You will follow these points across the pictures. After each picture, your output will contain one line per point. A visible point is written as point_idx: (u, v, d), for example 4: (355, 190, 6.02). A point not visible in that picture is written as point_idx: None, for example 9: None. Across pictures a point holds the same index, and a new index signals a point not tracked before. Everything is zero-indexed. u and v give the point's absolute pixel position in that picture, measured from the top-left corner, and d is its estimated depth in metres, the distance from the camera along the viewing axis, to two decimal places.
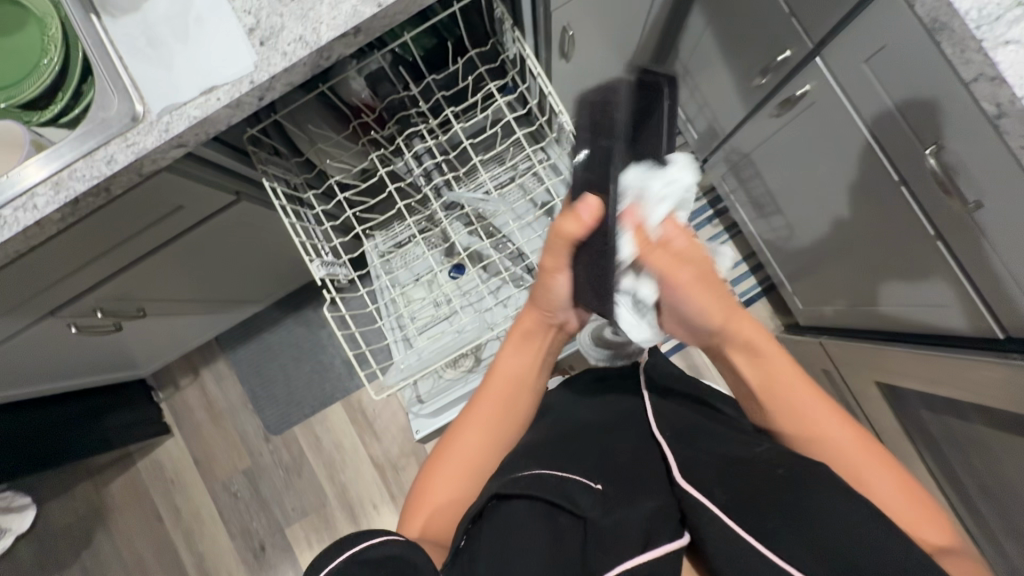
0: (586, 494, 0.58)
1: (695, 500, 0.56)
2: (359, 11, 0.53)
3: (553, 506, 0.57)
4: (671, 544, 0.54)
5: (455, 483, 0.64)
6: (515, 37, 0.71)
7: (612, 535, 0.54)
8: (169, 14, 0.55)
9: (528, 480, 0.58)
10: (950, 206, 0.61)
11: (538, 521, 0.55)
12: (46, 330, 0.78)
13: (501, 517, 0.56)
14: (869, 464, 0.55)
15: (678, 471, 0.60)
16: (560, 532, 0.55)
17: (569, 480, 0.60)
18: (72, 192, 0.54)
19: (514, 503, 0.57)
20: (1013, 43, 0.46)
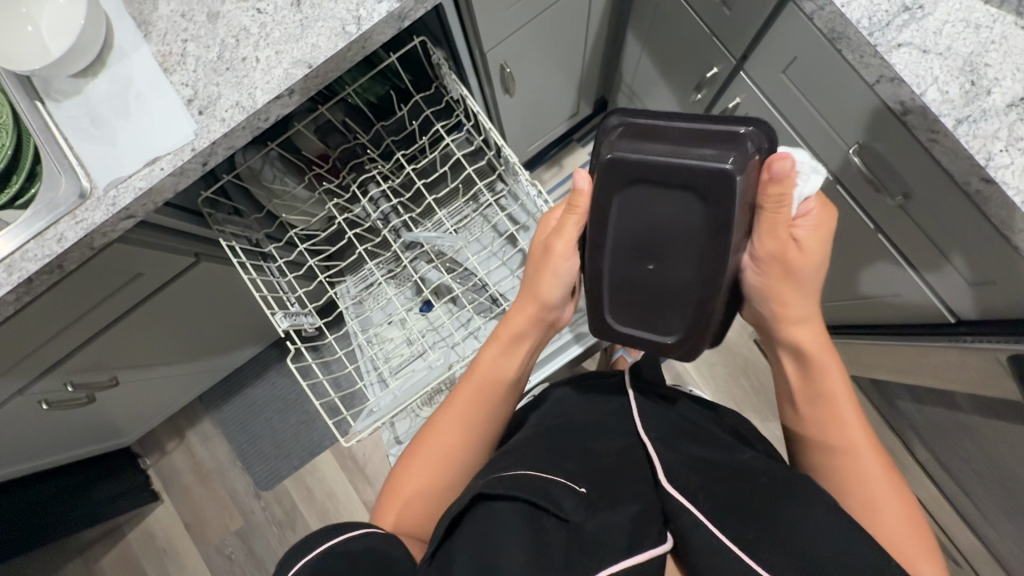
0: (570, 497, 0.52)
1: (677, 504, 0.52)
2: (291, 73, 0.55)
3: (536, 508, 0.50)
4: (656, 550, 0.50)
5: (429, 473, 0.62)
6: (453, 81, 0.74)
7: (596, 542, 0.49)
8: (110, 93, 0.57)
9: (512, 480, 0.50)
10: (882, 200, 0.63)
11: (520, 526, 0.48)
12: (16, 409, 0.78)
13: (483, 521, 0.48)
14: (871, 470, 0.55)
15: (660, 470, 0.55)
16: (546, 539, 0.48)
17: (553, 481, 0.52)
18: (25, 271, 0.55)
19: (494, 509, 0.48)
20: (904, 45, 0.49)
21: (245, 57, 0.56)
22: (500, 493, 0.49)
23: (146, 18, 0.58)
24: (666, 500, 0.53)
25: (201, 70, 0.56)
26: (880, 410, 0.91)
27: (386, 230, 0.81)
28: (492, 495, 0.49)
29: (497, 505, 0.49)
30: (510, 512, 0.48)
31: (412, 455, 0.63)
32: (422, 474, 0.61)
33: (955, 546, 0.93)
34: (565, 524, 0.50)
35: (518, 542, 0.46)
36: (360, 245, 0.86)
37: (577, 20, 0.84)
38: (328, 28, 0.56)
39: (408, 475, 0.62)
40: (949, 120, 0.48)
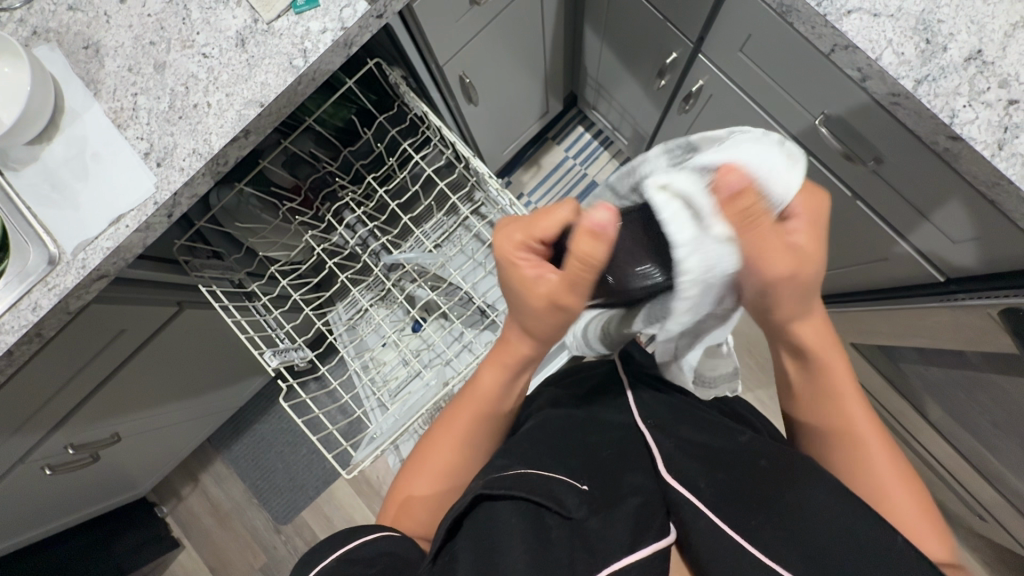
0: (572, 494, 0.50)
1: (680, 495, 0.49)
2: (244, 115, 0.55)
3: (538, 507, 0.47)
4: (658, 544, 0.47)
5: (429, 485, 0.57)
6: (414, 98, 0.73)
7: (598, 541, 0.46)
8: (67, 156, 0.57)
9: (513, 479, 0.48)
10: (855, 167, 0.62)
11: (524, 526, 0.45)
12: (20, 477, 0.78)
13: (485, 523, 0.45)
14: (874, 444, 0.52)
15: (661, 462, 0.52)
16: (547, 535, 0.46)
17: (555, 479, 0.50)
18: (3, 344, 0.55)
19: (498, 507, 0.46)
20: (854, 12, 0.49)
21: (196, 103, 0.56)
22: (502, 492, 0.46)
23: (94, 76, 0.57)
24: (668, 490, 0.50)
25: (154, 122, 0.56)
26: (885, 374, 0.90)
27: (366, 255, 0.81)
28: (494, 496, 0.47)
29: (499, 506, 0.46)
30: (513, 512, 0.46)
31: (417, 464, 0.58)
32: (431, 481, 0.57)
33: (977, 501, 0.92)
34: (568, 523, 0.48)
35: (522, 541, 0.43)
36: (342, 273, 0.85)
37: (532, 21, 0.83)
38: (276, 65, 0.55)
39: (415, 486, 0.58)
40: (908, 81, 0.47)
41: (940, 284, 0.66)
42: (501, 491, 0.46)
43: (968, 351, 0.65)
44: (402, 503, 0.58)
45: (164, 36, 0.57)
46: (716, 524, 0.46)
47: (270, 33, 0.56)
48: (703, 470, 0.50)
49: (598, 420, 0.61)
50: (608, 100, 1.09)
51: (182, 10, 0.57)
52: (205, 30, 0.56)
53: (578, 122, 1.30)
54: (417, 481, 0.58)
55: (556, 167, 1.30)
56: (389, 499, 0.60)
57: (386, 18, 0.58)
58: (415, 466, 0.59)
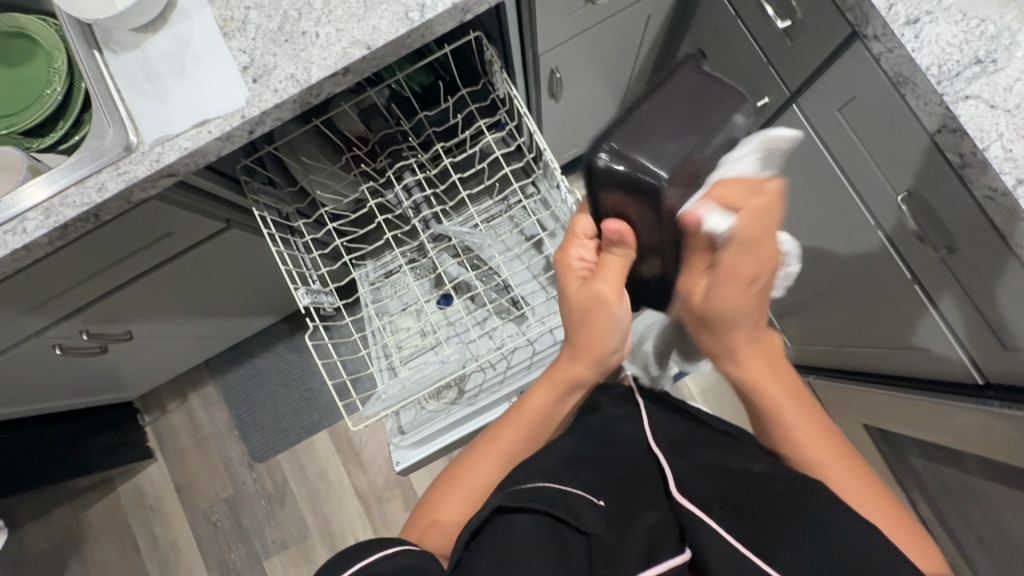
0: (588, 509, 0.51)
1: (692, 513, 0.49)
2: (349, 53, 0.55)
3: (555, 521, 0.48)
4: (675, 560, 0.47)
5: (463, 502, 0.59)
6: (505, 79, 0.73)
7: (611, 554, 0.46)
8: (168, 51, 0.57)
9: (533, 492, 0.50)
10: (925, 253, 0.62)
11: (544, 538, 0.46)
12: (32, 349, 0.79)
13: (504, 534, 0.46)
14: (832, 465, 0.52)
15: (673, 479, 0.53)
16: (566, 549, 0.46)
17: (572, 495, 0.51)
18: (62, 217, 0.56)
19: (517, 517, 0.47)
20: (972, 98, 0.48)
21: (305, 31, 0.56)
22: (525, 505, 0.48)
23: None
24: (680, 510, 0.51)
25: (260, 39, 0.57)
26: (888, 461, 0.89)
27: (417, 219, 0.81)
28: (513, 508, 0.48)
29: (517, 520, 0.47)
30: (531, 526, 0.47)
31: (445, 483, 0.60)
32: (466, 497, 0.59)
33: None
34: (584, 535, 0.49)
35: (547, 551, 0.45)
36: (388, 231, 0.86)
37: (632, 34, 0.83)
38: (391, 12, 0.55)
39: (438, 514, 0.58)
40: (1009, 178, 0.47)
41: (977, 387, 0.65)
42: (519, 504, 0.48)
43: (989, 458, 0.64)
44: (429, 523, 0.58)
45: None
46: (727, 541, 0.46)
47: None
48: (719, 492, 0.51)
49: (612, 435, 0.61)
50: None
51: None
52: None
53: None
54: (444, 505, 0.59)
55: None
56: (415, 519, 0.61)
57: None
58: (444, 479, 0.61)
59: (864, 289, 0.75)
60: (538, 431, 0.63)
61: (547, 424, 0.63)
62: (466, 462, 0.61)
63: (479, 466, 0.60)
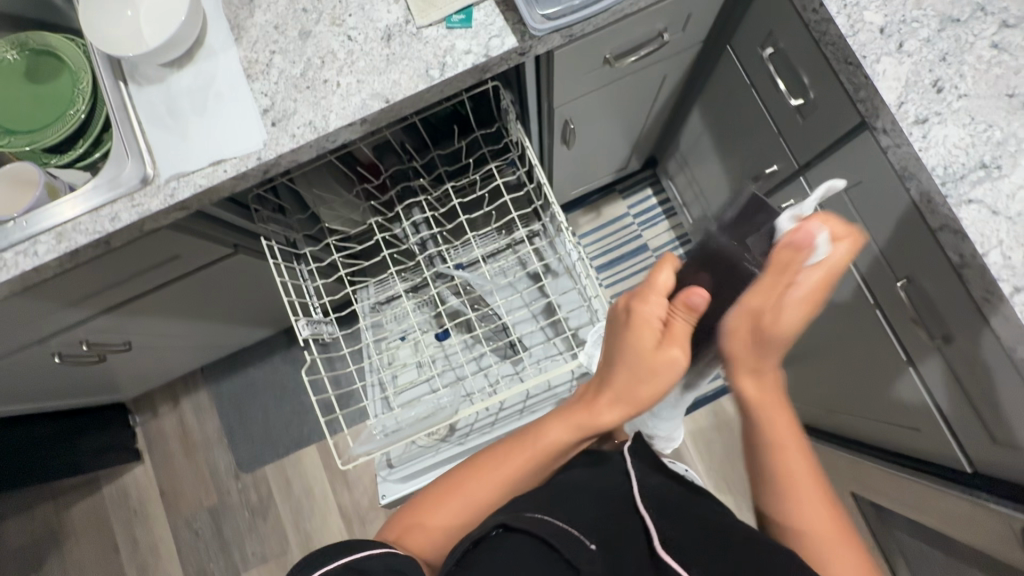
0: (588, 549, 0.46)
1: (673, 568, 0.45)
2: (368, 104, 0.56)
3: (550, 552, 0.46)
4: None
5: (458, 513, 0.56)
6: (519, 129, 0.74)
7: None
8: (191, 88, 0.58)
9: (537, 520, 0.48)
10: (920, 339, 0.62)
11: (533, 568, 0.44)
12: (31, 357, 0.79)
13: (494, 553, 0.45)
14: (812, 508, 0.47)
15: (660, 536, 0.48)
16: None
17: (572, 533, 0.48)
18: (73, 243, 0.57)
19: (513, 540, 0.47)
20: (975, 202, 0.49)
21: (326, 79, 0.57)
22: (525, 527, 0.47)
23: (241, 22, 0.59)
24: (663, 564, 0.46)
25: (282, 83, 0.58)
26: (872, 529, 0.89)
27: (422, 257, 0.82)
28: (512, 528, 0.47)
29: (510, 543, 0.46)
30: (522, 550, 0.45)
31: (440, 493, 0.57)
32: (461, 508, 0.56)
33: None
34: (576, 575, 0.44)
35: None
36: (392, 264, 0.87)
37: (648, 90, 0.84)
38: (412, 69, 0.57)
39: (428, 518, 0.56)
40: (1007, 285, 0.48)
41: (965, 473, 0.66)
42: (518, 524, 0.47)
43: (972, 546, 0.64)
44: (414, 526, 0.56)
45: (317, 7, 0.59)
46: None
47: (417, 38, 0.57)
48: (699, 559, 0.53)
49: None
50: (688, 176, 1.11)
51: None
52: (357, 14, 0.58)
53: (649, 184, 1.32)
54: (438, 514, 0.56)
55: (614, 220, 1.31)
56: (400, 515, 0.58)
57: (526, 57, 0.59)
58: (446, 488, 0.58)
59: (858, 362, 0.76)
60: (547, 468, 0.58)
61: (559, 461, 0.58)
62: (473, 479, 0.57)
63: (487, 485, 0.57)
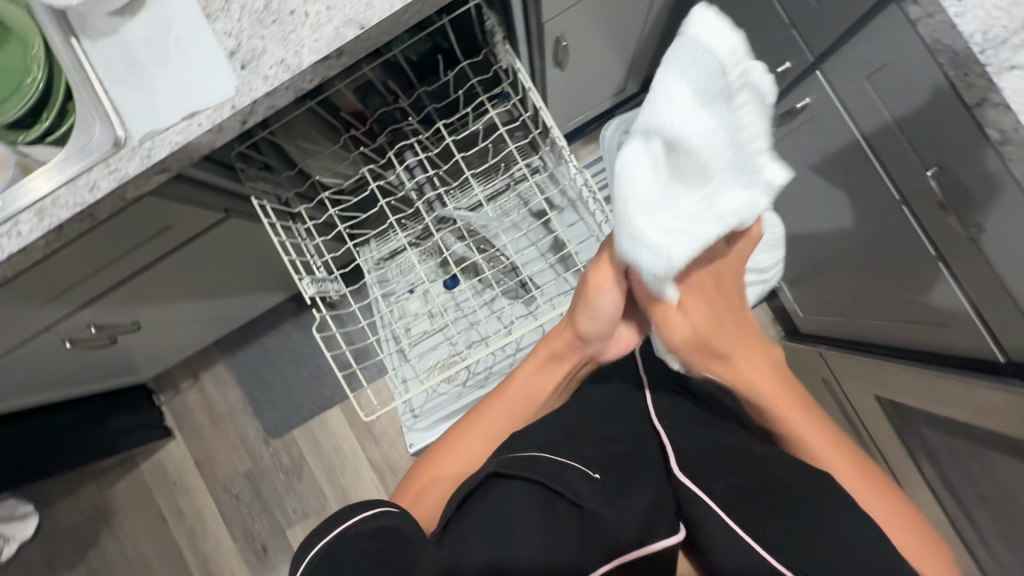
0: (585, 483, 0.50)
1: (692, 493, 0.50)
2: (341, 33, 0.52)
3: (549, 492, 0.48)
4: (666, 540, 0.48)
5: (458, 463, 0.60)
6: (507, 51, 0.70)
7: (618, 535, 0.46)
8: (149, 37, 0.54)
9: (523, 462, 0.50)
10: (952, 230, 0.59)
11: (536, 508, 0.46)
12: (42, 346, 0.79)
13: (498, 498, 0.47)
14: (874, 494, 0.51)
15: (659, 425, 0.58)
16: (559, 521, 0.46)
17: (567, 468, 0.51)
18: (55, 219, 0.54)
19: (510, 485, 0.48)
20: (1018, 68, 0.44)
21: (293, 10, 0.52)
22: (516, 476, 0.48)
23: None
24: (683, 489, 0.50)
25: (246, 21, 0.53)
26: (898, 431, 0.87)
27: (420, 202, 0.78)
28: (504, 475, 0.49)
29: (511, 486, 0.48)
30: (527, 496, 0.48)
31: (432, 458, 0.61)
32: (457, 458, 0.60)
33: None
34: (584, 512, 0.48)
35: (530, 525, 0.45)
36: (392, 216, 0.83)
37: None
38: None
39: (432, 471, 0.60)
40: None
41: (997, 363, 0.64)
42: (510, 470, 0.49)
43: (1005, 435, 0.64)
44: (422, 490, 0.59)
45: None
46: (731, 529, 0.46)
47: None
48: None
49: (627, 429, 0.60)
50: None
51: None
52: None
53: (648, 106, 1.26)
54: (439, 464, 0.60)
55: None
56: (407, 485, 0.60)
57: None
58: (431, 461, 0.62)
59: (887, 259, 0.73)
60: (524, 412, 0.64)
61: (528, 406, 0.64)
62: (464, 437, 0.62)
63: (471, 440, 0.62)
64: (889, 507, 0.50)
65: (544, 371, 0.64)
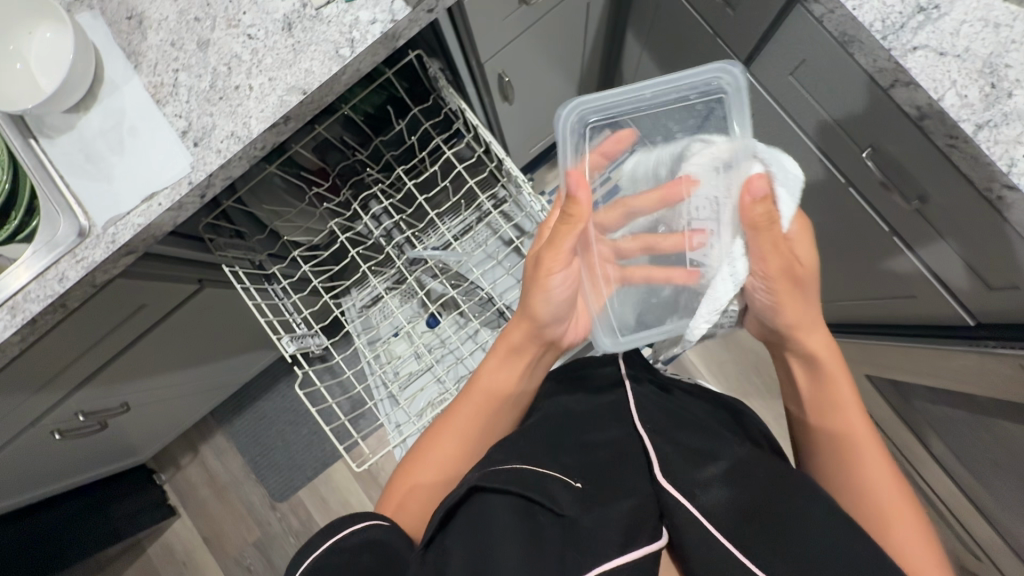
0: (565, 491, 0.54)
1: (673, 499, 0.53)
2: (285, 101, 0.54)
3: (530, 502, 0.52)
4: (649, 546, 0.52)
5: (438, 467, 0.63)
6: (452, 94, 0.71)
7: (588, 538, 0.51)
8: (104, 128, 0.57)
9: (504, 473, 0.53)
10: (898, 205, 0.61)
11: (514, 519, 0.50)
12: (30, 440, 0.79)
13: (480, 512, 0.51)
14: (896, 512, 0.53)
15: (642, 427, 0.59)
16: (541, 532, 0.51)
17: (548, 479, 0.54)
18: (28, 313, 0.55)
19: (494, 498, 0.51)
20: (920, 48, 0.47)
21: (238, 85, 0.55)
22: (501, 489, 0.52)
23: (136, 48, 0.57)
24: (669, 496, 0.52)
25: (194, 101, 0.55)
26: (894, 407, 0.87)
27: (390, 248, 0.81)
28: (485, 488, 0.52)
29: (494, 499, 0.51)
30: (509, 510, 0.51)
31: (413, 464, 0.63)
32: (435, 463, 0.63)
33: (975, 542, 0.91)
34: (559, 518, 0.52)
35: (511, 537, 0.48)
36: (364, 264, 0.84)
37: (576, 23, 0.84)
38: (322, 52, 0.54)
39: (413, 478, 0.63)
40: (969, 126, 0.46)
41: (970, 327, 0.65)
42: (495, 485, 0.51)
43: (991, 397, 0.64)
44: (402, 499, 0.62)
45: (209, 13, 0.56)
46: (707, 530, 0.51)
47: (319, 20, 0.55)
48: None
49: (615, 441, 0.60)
50: None
51: None
52: (252, 11, 0.56)
53: None
54: (416, 474, 0.63)
55: None
56: (388, 492, 0.64)
57: (436, 13, 0.57)
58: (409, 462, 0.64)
59: (848, 241, 0.74)
60: (496, 408, 0.67)
61: (501, 403, 0.67)
62: (440, 440, 0.64)
63: (447, 441, 0.64)
64: (909, 524, 0.53)
65: (508, 365, 0.67)
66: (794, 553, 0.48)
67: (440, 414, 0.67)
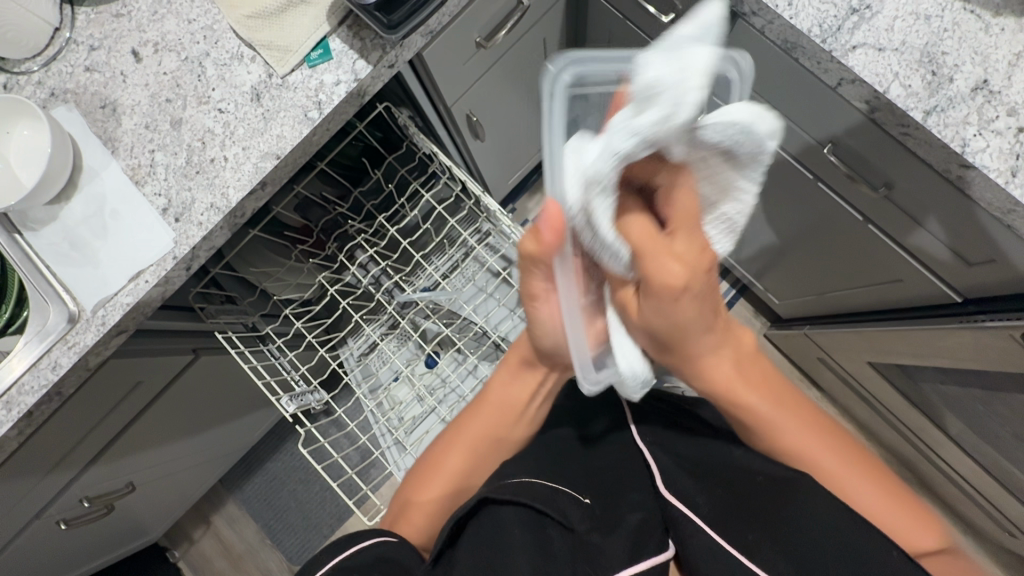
0: (575, 507, 0.55)
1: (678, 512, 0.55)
2: (261, 167, 0.56)
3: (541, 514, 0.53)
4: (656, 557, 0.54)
5: (446, 486, 0.61)
6: (424, 138, 0.72)
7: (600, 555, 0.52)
8: (86, 215, 0.58)
9: (516, 486, 0.54)
10: (866, 194, 0.62)
11: (524, 535, 0.51)
12: (37, 532, 0.78)
13: (488, 528, 0.52)
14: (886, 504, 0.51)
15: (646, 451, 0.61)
16: (550, 547, 0.52)
17: (560, 494, 0.55)
18: (24, 405, 0.55)
19: (503, 509, 0.53)
20: (859, 47, 0.50)
21: (213, 157, 0.57)
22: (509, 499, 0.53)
23: (112, 134, 0.59)
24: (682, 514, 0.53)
25: (173, 179, 0.57)
26: (901, 391, 0.87)
27: (380, 295, 0.80)
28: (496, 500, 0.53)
29: (504, 511, 0.53)
30: (517, 522, 0.52)
31: (421, 478, 0.62)
32: (444, 482, 0.61)
33: (1007, 518, 0.89)
34: (570, 533, 0.53)
35: (522, 551, 0.50)
36: (357, 313, 0.84)
37: (534, 58, 0.88)
38: (291, 117, 0.56)
39: (417, 496, 0.61)
40: (918, 112, 0.48)
41: (958, 304, 0.66)
42: (503, 496, 0.53)
43: (989, 370, 0.64)
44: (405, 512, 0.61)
45: (179, 93, 0.58)
46: (712, 538, 0.52)
47: (285, 87, 0.57)
48: (705, 498, 0.55)
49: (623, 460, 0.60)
50: None
51: (197, 68, 0.58)
52: (220, 87, 0.58)
53: None
54: (422, 492, 0.61)
55: None
56: (393, 504, 0.64)
57: (398, 67, 0.60)
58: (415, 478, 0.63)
59: (826, 233, 0.75)
60: (506, 425, 0.63)
61: (511, 419, 0.63)
62: (445, 457, 0.62)
63: (452, 457, 0.62)
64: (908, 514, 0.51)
65: (517, 383, 0.62)
66: (799, 553, 0.47)
67: (449, 425, 0.65)
